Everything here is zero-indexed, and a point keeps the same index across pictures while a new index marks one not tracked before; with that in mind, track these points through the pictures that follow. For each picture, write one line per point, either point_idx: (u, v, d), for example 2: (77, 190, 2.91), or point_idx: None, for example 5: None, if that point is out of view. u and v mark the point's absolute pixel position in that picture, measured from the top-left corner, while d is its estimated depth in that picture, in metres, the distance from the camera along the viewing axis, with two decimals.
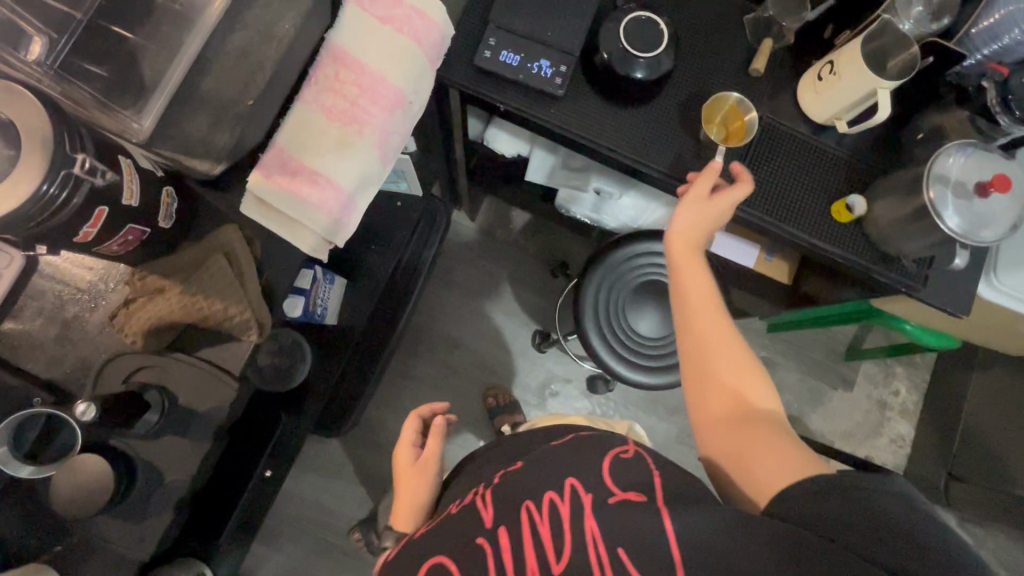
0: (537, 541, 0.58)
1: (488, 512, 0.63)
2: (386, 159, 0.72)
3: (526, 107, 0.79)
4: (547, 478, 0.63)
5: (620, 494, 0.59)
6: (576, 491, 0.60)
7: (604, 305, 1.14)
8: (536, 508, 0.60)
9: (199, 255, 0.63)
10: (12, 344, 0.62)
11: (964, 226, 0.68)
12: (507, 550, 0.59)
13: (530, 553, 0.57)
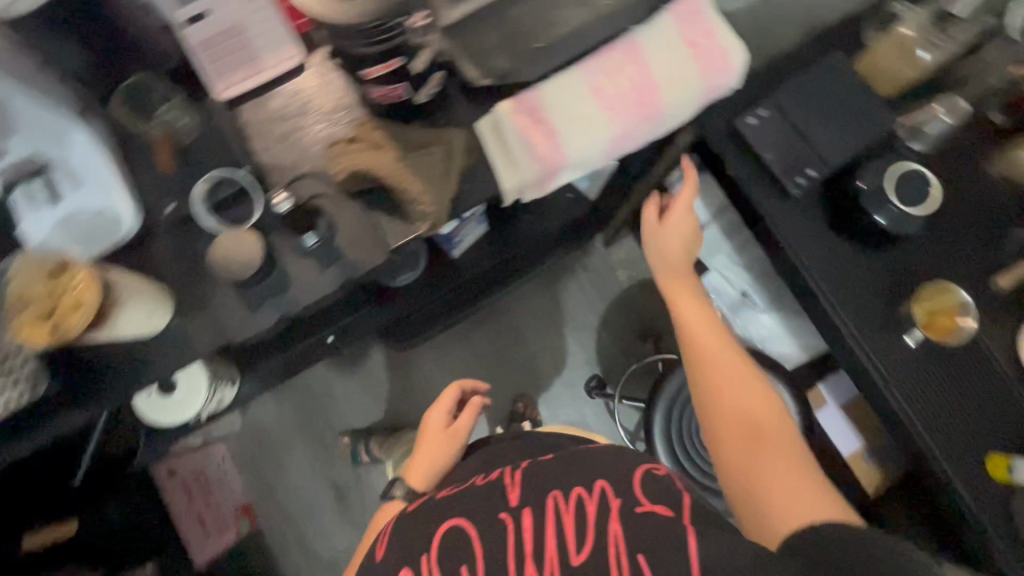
0: (558, 527, 0.60)
1: (515, 491, 0.65)
2: (611, 155, 0.73)
3: (753, 185, 0.78)
4: (580, 473, 0.65)
5: (650, 506, 0.59)
6: (604, 494, 0.61)
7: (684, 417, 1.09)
8: (563, 497, 0.62)
9: (425, 139, 0.68)
10: (250, 116, 0.70)
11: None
12: (528, 530, 0.61)
13: (549, 541, 0.59)
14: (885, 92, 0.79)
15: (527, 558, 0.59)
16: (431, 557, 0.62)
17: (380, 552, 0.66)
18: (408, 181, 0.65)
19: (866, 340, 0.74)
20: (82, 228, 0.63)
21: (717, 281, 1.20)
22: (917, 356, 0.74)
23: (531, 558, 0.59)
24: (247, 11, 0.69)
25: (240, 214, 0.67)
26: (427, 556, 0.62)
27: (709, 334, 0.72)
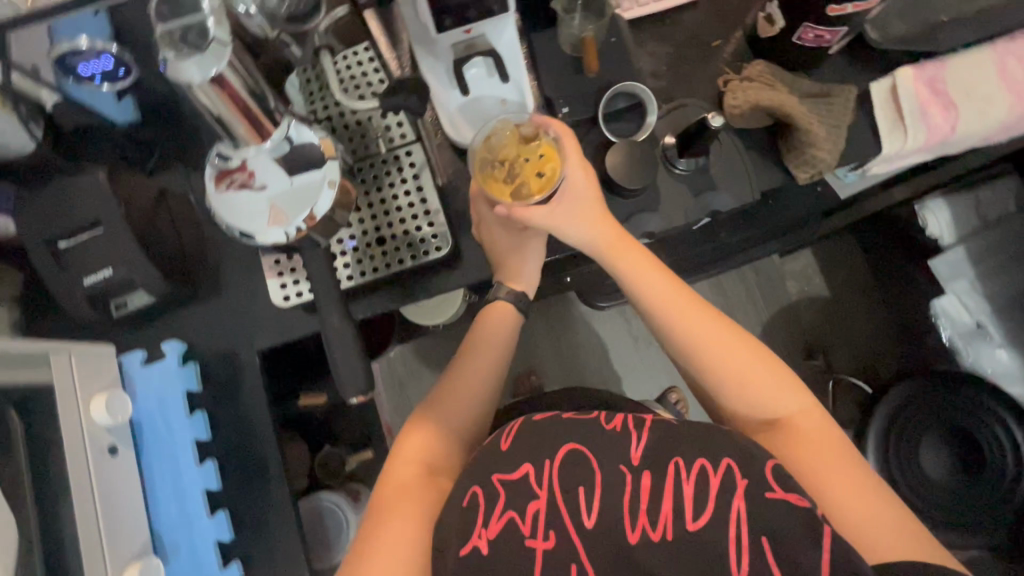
0: (681, 497, 0.55)
1: (639, 448, 0.59)
2: (984, 141, 0.72)
3: None
4: (707, 441, 0.58)
5: (783, 495, 0.54)
6: (731, 471, 0.56)
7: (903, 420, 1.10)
8: (687, 467, 0.57)
9: (816, 89, 0.69)
10: (642, 42, 0.73)
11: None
12: (648, 494, 0.56)
13: (667, 506, 0.55)
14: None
15: (641, 509, 0.56)
16: (554, 466, 0.59)
17: (505, 446, 0.62)
18: (811, 122, 0.65)
19: None
20: (472, 108, 0.67)
21: (954, 308, 1.16)
22: None
23: (646, 512, 0.55)
24: None
25: (625, 127, 0.70)
26: (551, 465, 0.59)
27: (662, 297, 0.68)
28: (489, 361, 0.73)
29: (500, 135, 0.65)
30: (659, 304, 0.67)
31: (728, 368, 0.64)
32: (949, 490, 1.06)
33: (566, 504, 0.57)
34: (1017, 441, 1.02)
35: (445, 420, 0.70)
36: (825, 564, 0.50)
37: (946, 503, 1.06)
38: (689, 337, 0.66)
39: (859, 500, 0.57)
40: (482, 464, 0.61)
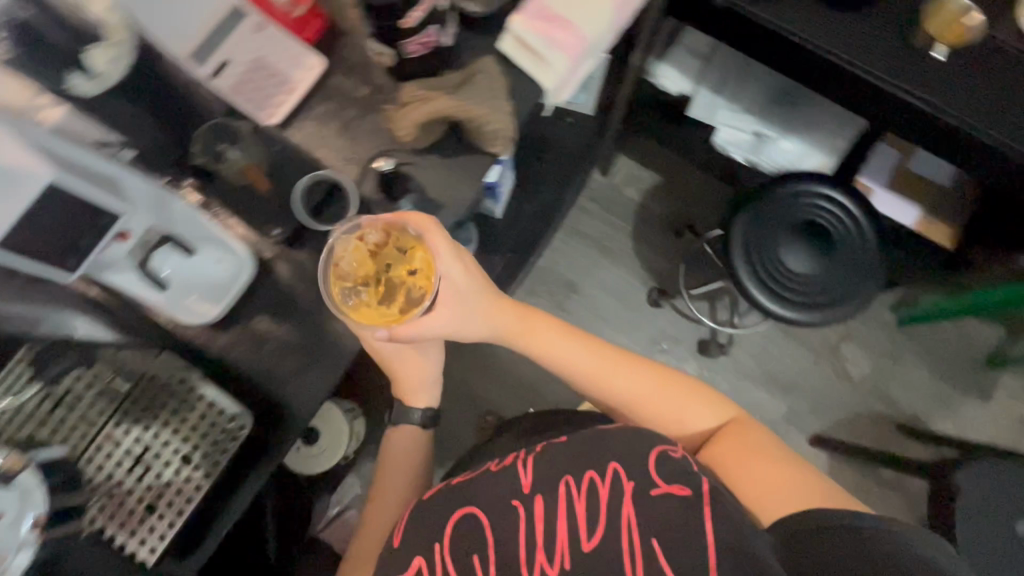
0: (572, 509, 0.69)
1: (527, 476, 0.73)
2: (616, 29, 0.81)
3: (742, 2, 0.85)
4: (584, 458, 0.71)
5: (665, 486, 0.67)
6: (618, 475, 0.69)
7: (763, 240, 1.17)
8: (574, 488, 0.70)
9: (460, 77, 0.74)
10: (304, 129, 0.74)
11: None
12: (542, 512, 0.69)
13: (562, 517, 0.68)
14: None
15: (537, 546, 0.68)
16: (443, 546, 0.71)
17: (397, 542, 0.75)
18: (470, 108, 0.70)
19: (912, 87, 0.81)
20: (192, 288, 0.68)
21: (730, 135, 1.26)
22: (955, 67, 0.81)
23: (542, 550, 0.67)
24: (261, 44, 0.73)
25: (337, 211, 0.73)
26: (440, 547, 0.71)
27: (580, 354, 0.83)
28: (398, 481, 0.88)
29: (343, 258, 0.68)
30: (581, 366, 0.82)
31: (653, 396, 0.80)
32: (822, 274, 1.15)
33: (465, 571, 0.69)
34: (842, 214, 1.16)
35: (370, 549, 0.83)
36: (709, 544, 0.62)
37: (824, 287, 1.16)
38: (606, 373, 0.81)
39: (766, 470, 0.71)
40: (384, 566, 0.73)
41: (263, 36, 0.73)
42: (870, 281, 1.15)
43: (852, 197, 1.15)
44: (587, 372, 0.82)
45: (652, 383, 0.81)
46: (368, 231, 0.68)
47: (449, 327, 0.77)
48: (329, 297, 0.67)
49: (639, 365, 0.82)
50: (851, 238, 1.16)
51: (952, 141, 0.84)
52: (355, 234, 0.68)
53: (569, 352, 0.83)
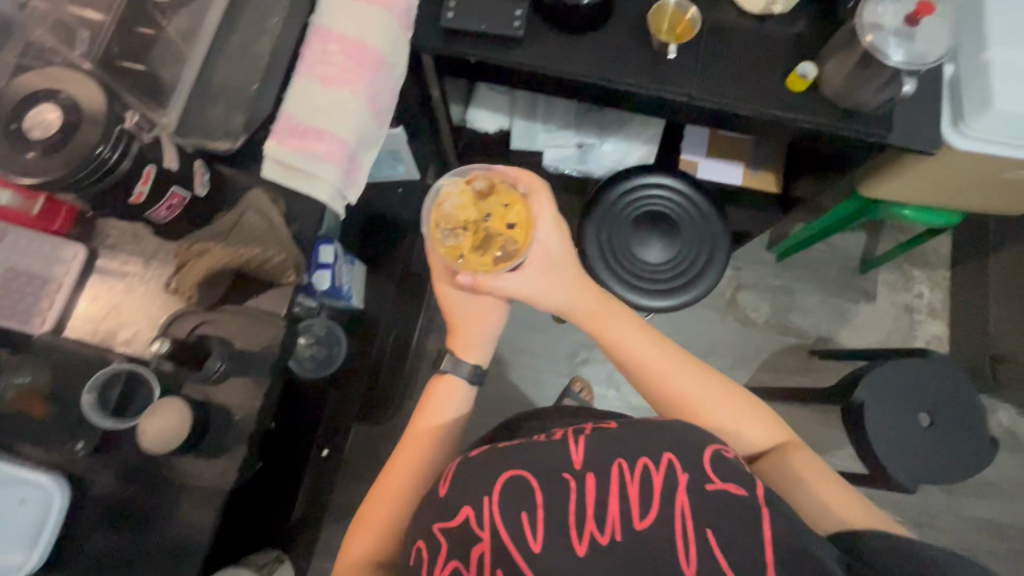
0: (625, 496, 0.62)
1: (578, 454, 0.66)
2: (378, 115, 0.83)
3: (492, 54, 0.88)
4: (645, 443, 0.66)
5: (720, 483, 0.62)
6: (671, 465, 0.63)
7: (614, 238, 1.21)
8: (631, 468, 0.64)
9: (232, 217, 0.71)
10: (85, 323, 0.69)
11: (904, 59, 0.75)
12: (592, 492, 0.63)
13: (612, 498, 0.62)
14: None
15: (586, 515, 0.61)
16: (495, 500, 0.63)
17: (444, 490, 0.67)
18: (247, 250, 0.69)
19: (666, 85, 0.86)
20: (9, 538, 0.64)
21: (556, 153, 1.30)
22: (693, 57, 0.87)
23: (595, 518, 0.61)
24: (8, 252, 0.69)
25: (143, 399, 0.69)
26: (491, 500, 0.63)
27: (665, 354, 0.84)
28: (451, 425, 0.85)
29: (451, 198, 0.85)
30: (665, 359, 0.83)
31: (713, 402, 0.79)
32: (676, 257, 1.21)
33: (511, 533, 0.61)
34: (674, 197, 1.22)
35: (402, 483, 0.79)
36: (768, 551, 0.57)
37: (680, 268, 1.21)
38: (672, 369, 0.82)
39: (819, 493, 0.74)
40: (424, 517, 0.67)
41: (8, 242, 0.69)
42: (714, 251, 1.22)
43: (679, 179, 1.22)
44: (646, 371, 0.84)
45: (709, 388, 0.80)
46: (478, 179, 0.86)
47: (530, 289, 0.88)
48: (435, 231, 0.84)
49: (697, 367, 0.83)
50: (687, 214, 1.22)
51: (722, 118, 0.90)
52: (467, 180, 0.86)
53: (651, 351, 0.85)
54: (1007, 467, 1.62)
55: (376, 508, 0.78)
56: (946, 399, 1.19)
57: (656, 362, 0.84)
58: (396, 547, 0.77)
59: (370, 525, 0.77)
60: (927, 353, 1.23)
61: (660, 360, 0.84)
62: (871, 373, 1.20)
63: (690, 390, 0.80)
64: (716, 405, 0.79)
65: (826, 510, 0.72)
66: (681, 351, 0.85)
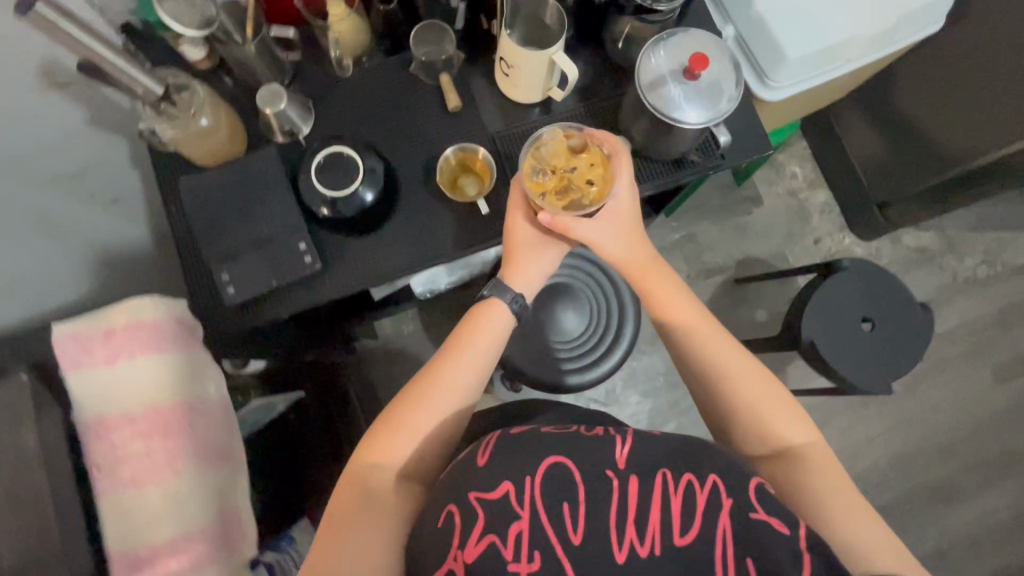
0: (665, 512, 0.56)
1: (621, 453, 0.60)
2: (219, 452, 0.68)
3: (303, 299, 0.75)
4: (690, 457, 0.60)
5: (764, 515, 0.56)
6: (717, 489, 0.57)
7: (528, 311, 1.13)
8: (673, 481, 0.58)
9: None
10: None
11: (706, 103, 0.69)
12: (635, 500, 0.57)
13: (653, 509, 0.57)
14: (213, 165, 0.74)
15: (627, 521, 0.56)
16: (538, 481, 0.58)
17: (482, 459, 0.61)
18: None
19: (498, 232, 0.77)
20: None
21: (422, 281, 1.17)
22: (505, 185, 0.78)
23: (634, 523, 0.56)
24: None
25: None
26: (534, 482, 0.59)
27: (676, 300, 0.75)
28: (494, 335, 0.73)
29: (548, 145, 0.74)
30: (682, 308, 0.75)
31: (747, 380, 0.70)
32: (587, 339, 1.12)
33: (552, 521, 0.56)
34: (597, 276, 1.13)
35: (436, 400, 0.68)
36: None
37: (588, 350, 1.12)
38: (686, 320, 0.74)
39: (859, 526, 0.63)
40: (461, 477, 0.61)
41: None
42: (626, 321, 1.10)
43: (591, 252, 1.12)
44: (671, 325, 0.75)
45: (739, 367, 0.71)
46: (574, 136, 0.74)
47: (597, 239, 0.72)
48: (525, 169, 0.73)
49: (721, 337, 0.73)
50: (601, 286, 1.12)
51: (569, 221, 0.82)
52: (565, 131, 0.74)
53: (663, 293, 0.75)
54: (929, 284, 1.77)
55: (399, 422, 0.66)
56: (879, 298, 1.23)
57: (669, 301, 0.75)
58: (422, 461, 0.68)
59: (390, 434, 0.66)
60: (842, 266, 1.26)
61: (672, 301, 0.75)
62: (805, 312, 1.24)
63: (723, 357, 0.72)
64: (747, 386, 0.70)
65: (867, 549, 0.61)
66: (696, 305, 0.76)
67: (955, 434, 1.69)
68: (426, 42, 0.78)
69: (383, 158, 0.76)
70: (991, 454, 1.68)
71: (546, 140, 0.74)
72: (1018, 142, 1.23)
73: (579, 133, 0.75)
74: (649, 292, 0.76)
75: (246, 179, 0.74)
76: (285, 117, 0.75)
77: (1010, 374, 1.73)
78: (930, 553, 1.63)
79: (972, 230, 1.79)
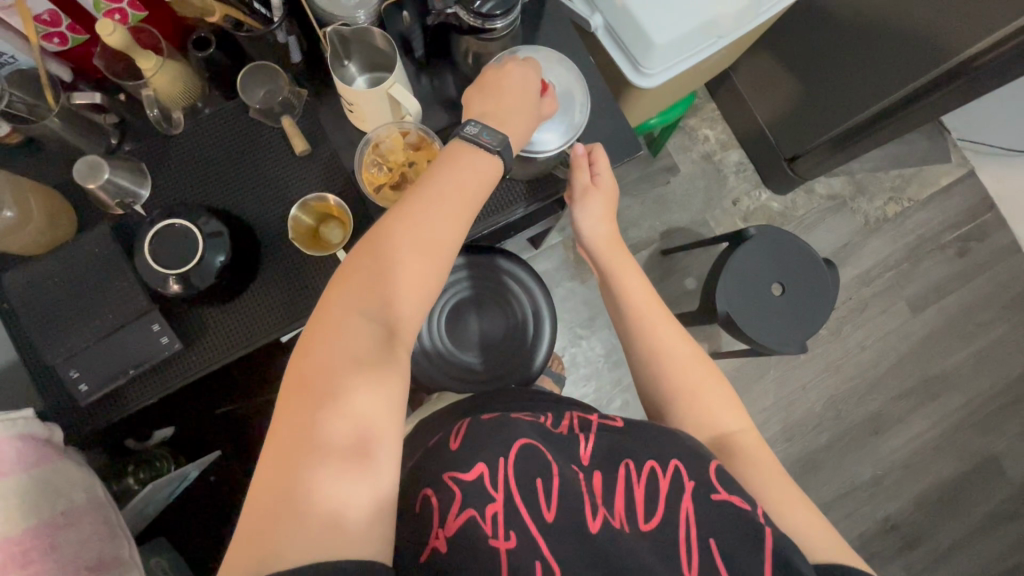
0: (627, 495, 0.58)
1: (586, 450, 0.62)
2: (98, 560, 0.63)
3: (169, 378, 0.71)
4: (661, 444, 0.61)
5: (725, 494, 0.57)
6: (680, 471, 0.58)
7: (446, 304, 1.08)
8: (637, 471, 0.59)
9: None
10: None
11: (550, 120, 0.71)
12: (600, 488, 0.58)
13: (619, 499, 0.57)
14: (41, 253, 0.68)
15: (594, 502, 0.57)
16: (510, 461, 0.58)
17: (456, 443, 0.61)
18: None
19: None
20: None
21: None
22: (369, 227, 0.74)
23: (604, 501, 0.57)
24: None
25: None
26: (507, 462, 0.58)
27: (625, 272, 0.76)
28: (450, 195, 0.57)
29: (385, 142, 0.68)
30: (629, 283, 0.75)
31: (683, 359, 0.70)
32: (490, 352, 1.08)
33: (526, 502, 0.56)
34: (526, 299, 1.10)
35: (380, 293, 0.52)
36: (768, 560, 0.53)
37: (487, 361, 1.07)
38: (631, 292, 0.74)
39: (797, 513, 0.59)
40: (439, 464, 0.59)
41: None
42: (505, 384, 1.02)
43: (553, 332, 1.10)
44: (626, 302, 0.74)
45: (678, 353, 0.70)
46: (410, 132, 0.68)
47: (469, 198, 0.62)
48: (359, 164, 0.68)
49: (664, 318, 0.73)
50: (520, 353, 1.08)
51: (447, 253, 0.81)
52: (401, 126, 0.68)
53: (620, 262, 0.76)
54: (843, 229, 1.83)
55: (329, 328, 0.50)
56: (791, 263, 1.27)
57: (613, 267, 0.76)
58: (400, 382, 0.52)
59: (322, 348, 0.49)
60: (750, 234, 1.28)
61: (615, 266, 0.76)
62: (719, 286, 1.26)
63: (661, 337, 0.71)
64: (682, 368, 0.69)
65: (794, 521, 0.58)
66: (644, 280, 0.75)
67: (880, 368, 1.78)
68: (256, 86, 0.72)
69: (221, 212, 0.71)
70: (913, 381, 1.79)
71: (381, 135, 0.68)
72: (895, 94, 1.22)
73: (407, 127, 0.68)
74: (606, 259, 0.77)
75: (80, 262, 0.67)
76: (116, 187, 0.68)
77: (924, 304, 1.82)
78: (868, 482, 1.73)
79: (878, 170, 1.85)
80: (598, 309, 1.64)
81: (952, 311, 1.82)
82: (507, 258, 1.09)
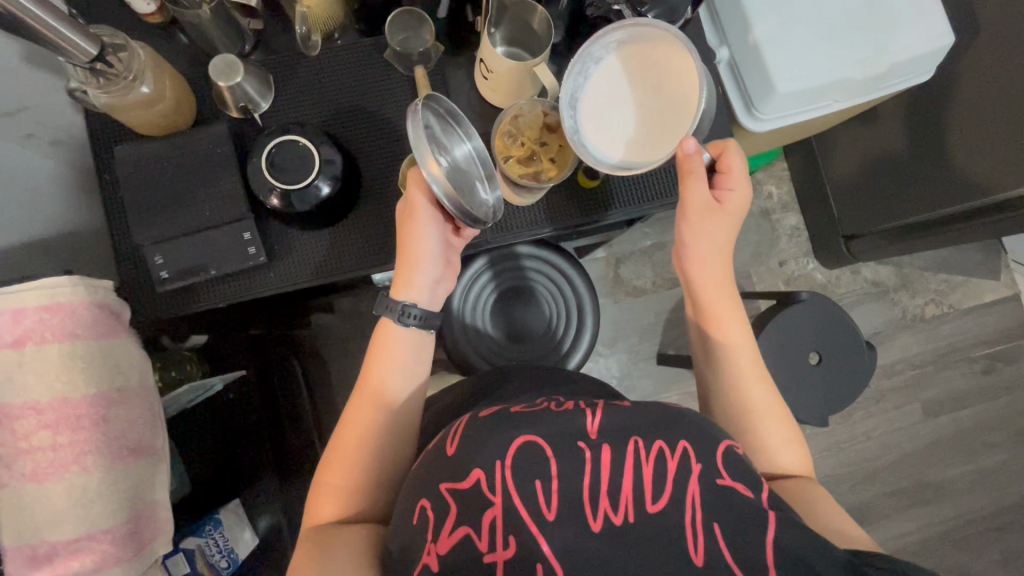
0: (634, 477, 0.53)
1: (593, 423, 0.55)
2: (137, 443, 0.63)
3: (245, 288, 0.71)
4: (666, 423, 0.56)
5: (729, 480, 0.53)
6: (688, 452, 0.54)
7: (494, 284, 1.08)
8: (646, 450, 0.54)
9: None
10: None
11: (483, 154, 0.63)
12: (606, 473, 0.53)
13: (626, 482, 0.52)
14: (156, 136, 0.69)
15: (596, 495, 0.52)
16: (508, 464, 0.53)
17: (452, 449, 0.57)
18: None
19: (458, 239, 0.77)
20: None
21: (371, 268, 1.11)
22: None
23: (608, 494, 0.52)
24: None
25: None
26: (504, 466, 0.53)
27: (733, 325, 0.71)
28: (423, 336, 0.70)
29: (525, 116, 0.70)
30: (736, 339, 0.71)
31: (768, 412, 0.68)
32: (520, 344, 1.08)
33: (526, 498, 0.52)
34: (570, 306, 1.10)
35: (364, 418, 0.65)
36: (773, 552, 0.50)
37: (514, 351, 1.08)
38: (736, 348, 0.70)
39: None
40: (433, 468, 0.56)
41: None
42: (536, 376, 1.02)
43: (592, 336, 1.10)
44: (728, 356, 0.70)
45: (765, 408, 0.68)
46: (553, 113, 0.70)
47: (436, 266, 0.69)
48: (496, 129, 0.70)
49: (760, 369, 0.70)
50: (548, 354, 1.09)
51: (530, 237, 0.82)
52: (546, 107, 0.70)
53: (730, 311, 0.72)
54: (879, 317, 1.83)
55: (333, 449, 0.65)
56: (833, 336, 1.27)
57: (724, 317, 0.71)
58: (402, 421, 0.67)
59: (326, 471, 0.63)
60: (800, 298, 1.28)
61: (726, 317, 0.71)
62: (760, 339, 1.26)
63: (753, 393, 0.69)
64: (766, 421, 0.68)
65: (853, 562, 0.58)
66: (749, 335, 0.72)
67: (880, 460, 1.78)
68: (400, 28, 0.73)
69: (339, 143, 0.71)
70: (909, 482, 1.79)
71: (525, 109, 0.70)
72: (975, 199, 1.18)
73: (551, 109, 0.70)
74: (716, 308, 0.72)
75: (189, 154, 0.68)
76: (243, 92, 0.68)
77: (940, 410, 1.82)
78: None
79: (927, 270, 1.85)
80: (625, 332, 1.64)
81: (963, 425, 1.82)
82: (567, 261, 1.10)
